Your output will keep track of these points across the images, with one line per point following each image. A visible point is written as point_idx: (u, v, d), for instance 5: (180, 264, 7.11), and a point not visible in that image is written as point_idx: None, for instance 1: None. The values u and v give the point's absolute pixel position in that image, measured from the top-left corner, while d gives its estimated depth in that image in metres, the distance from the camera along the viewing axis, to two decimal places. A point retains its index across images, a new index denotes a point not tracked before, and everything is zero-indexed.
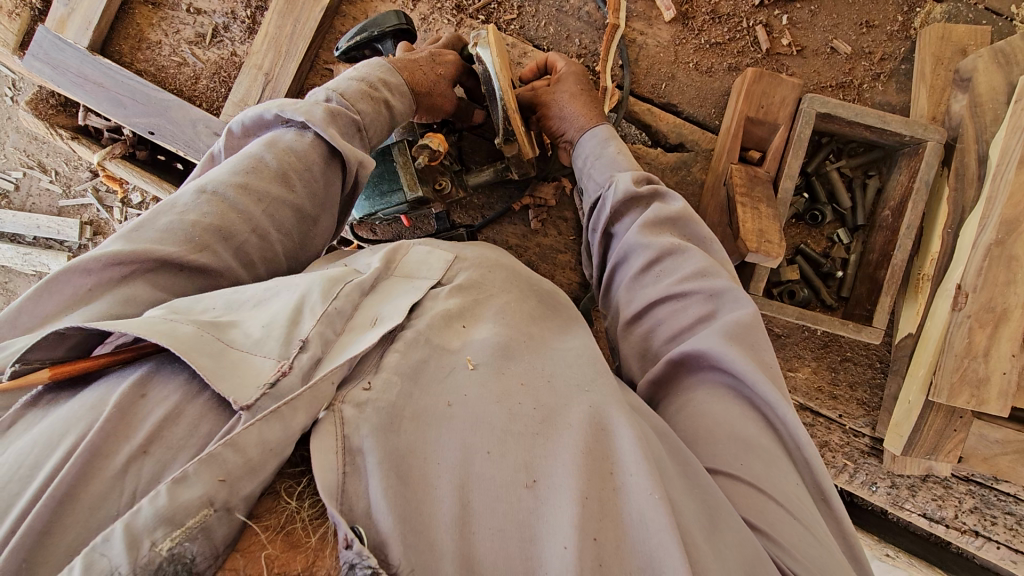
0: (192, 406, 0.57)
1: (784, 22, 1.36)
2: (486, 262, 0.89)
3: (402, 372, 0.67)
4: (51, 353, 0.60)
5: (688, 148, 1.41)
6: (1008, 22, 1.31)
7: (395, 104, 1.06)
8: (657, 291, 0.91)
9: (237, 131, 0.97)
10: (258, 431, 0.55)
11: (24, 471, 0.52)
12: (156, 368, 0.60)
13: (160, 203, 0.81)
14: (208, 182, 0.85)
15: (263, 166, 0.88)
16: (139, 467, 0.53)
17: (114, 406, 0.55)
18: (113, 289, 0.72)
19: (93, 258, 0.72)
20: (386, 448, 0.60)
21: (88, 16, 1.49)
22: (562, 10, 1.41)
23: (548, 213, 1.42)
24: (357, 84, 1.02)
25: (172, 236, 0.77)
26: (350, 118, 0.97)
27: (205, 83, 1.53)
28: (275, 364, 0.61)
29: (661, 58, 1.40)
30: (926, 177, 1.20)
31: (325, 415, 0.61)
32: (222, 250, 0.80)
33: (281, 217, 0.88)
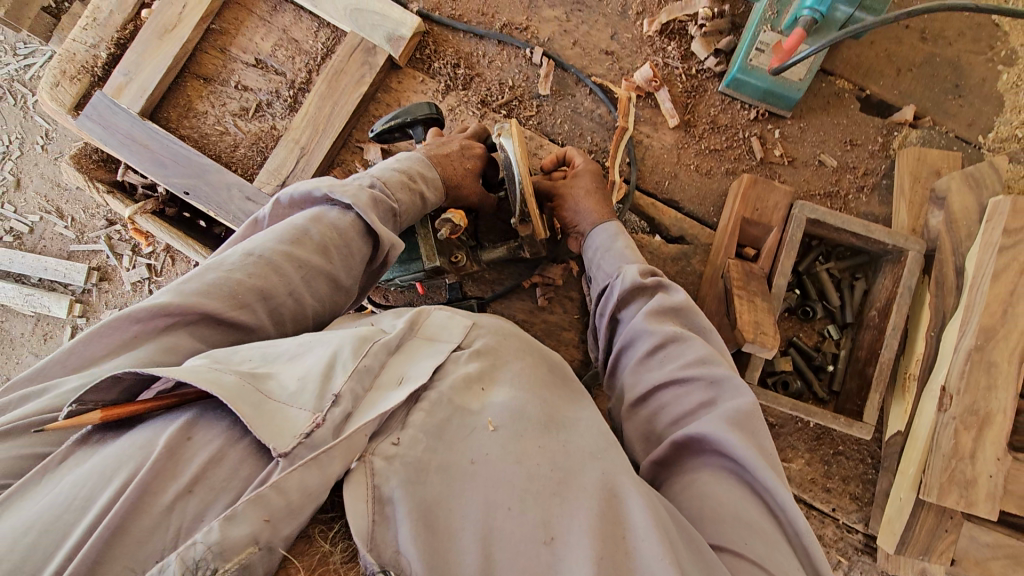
0: (235, 450, 0.63)
1: (776, 135, 1.51)
2: (501, 330, 0.93)
3: (427, 429, 0.71)
4: (104, 396, 0.66)
5: (688, 240, 1.51)
6: (977, 150, 1.46)
7: (429, 196, 1.16)
8: (661, 375, 0.97)
9: (285, 202, 1.04)
10: (298, 477, 0.60)
11: (79, 502, 0.58)
12: (201, 413, 0.65)
13: (209, 261, 0.87)
14: (254, 247, 0.91)
15: (307, 238, 0.95)
16: (184, 505, 0.58)
17: (164, 447, 0.61)
18: (156, 337, 0.78)
19: (143, 307, 0.78)
20: (415, 499, 0.65)
21: (145, 84, 1.62)
22: (577, 111, 1.56)
23: (555, 291, 1.49)
24: (399, 174, 1.12)
25: (217, 290, 0.83)
26: (387, 205, 1.05)
27: (243, 151, 1.65)
28: (310, 417, 0.65)
29: (665, 159, 1.53)
30: (909, 283, 1.29)
31: (356, 466, 0.66)
32: (259, 309, 0.87)
33: (317, 286, 0.94)
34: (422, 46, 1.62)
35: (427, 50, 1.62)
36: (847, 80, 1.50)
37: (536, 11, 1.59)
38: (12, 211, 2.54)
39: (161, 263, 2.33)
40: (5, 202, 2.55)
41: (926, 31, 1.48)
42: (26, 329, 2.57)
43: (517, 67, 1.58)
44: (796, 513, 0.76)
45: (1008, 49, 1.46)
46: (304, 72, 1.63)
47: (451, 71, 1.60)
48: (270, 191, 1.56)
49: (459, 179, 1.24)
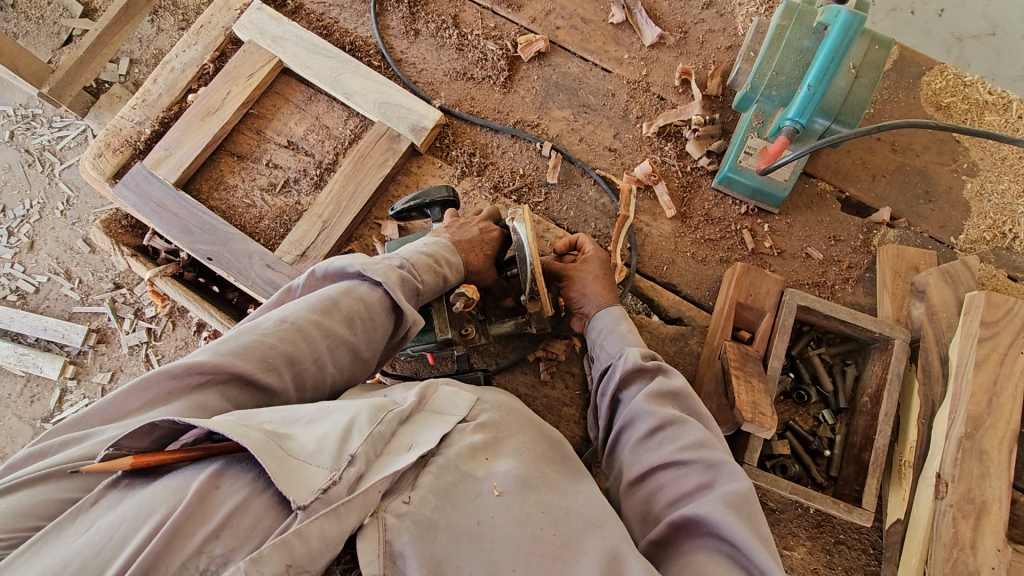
0: (257, 501, 0.66)
1: (766, 229, 1.63)
2: (504, 405, 0.93)
3: (435, 490, 0.74)
4: (137, 443, 0.69)
5: (685, 322, 1.58)
6: (950, 249, 1.59)
7: (450, 278, 1.23)
8: (659, 456, 0.99)
9: (320, 274, 1.10)
10: (319, 526, 0.63)
11: (116, 541, 0.61)
12: (226, 466, 0.68)
13: (243, 325, 0.91)
14: (288, 314, 0.95)
15: (336, 309, 0.99)
16: (211, 548, 0.62)
17: (195, 492, 0.64)
18: (188, 394, 0.82)
19: (179, 364, 0.82)
20: (426, 553, 0.68)
21: (182, 158, 1.76)
22: (582, 199, 1.69)
23: (557, 366, 1.54)
24: (426, 257, 1.20)
25: (250, 353, 0.87)
26: (414, 285, 1.12)
27: (267, 223, 1.75)
28: (328, 474, 0.68)
29: (663, 246, 1.64)
30: (897, 370, 1.36)
31: (369, 521, 0.69)
32: (285, 373, 0.90)
33: (339, 354, 0.98)
34: (441, 136, 1.78)
35: (446, 139, 1.77)
36: (828, 182, 1.65)
37: (546, 111, 1.77)
38: (21, 271, 2.61)
39: (162, 327, 2.36)
40: (15, 262, 2.62)
41: (896, 143, 1.65)
42: (14, 389, 2.53)
43: (527, 158, 1.73)
44: None
45: (969, 162, 1.62)
46: (332, 154, 1.78)
47: (467, 159, 1.75)
48: (290, 260, 1.65)
49: (473, 257, 1.32)
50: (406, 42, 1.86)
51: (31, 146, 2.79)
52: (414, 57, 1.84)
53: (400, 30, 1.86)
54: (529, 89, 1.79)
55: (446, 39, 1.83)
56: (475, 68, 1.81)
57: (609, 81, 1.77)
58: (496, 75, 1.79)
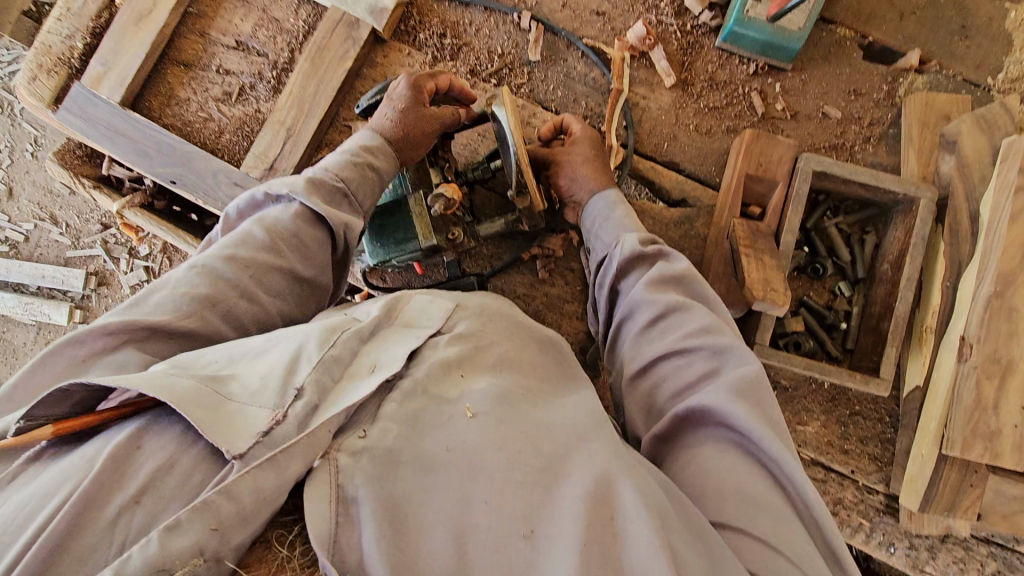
0: (188, 455, 0.59)
1: (777, 89, 1.45)
2: (487, 310, 0.87)
3: (399, 418, 0.66)
4: (52, 411, 0.62)
5: (690, 204, 1.46)
6: (986, 92, 1.41)
7: (384, 169, 1.08)
8: (661, 347, 0.93)
9: (233, 216, 1.02)
10: (252, 480, 0.56)
11: (19, 523, 0.54)
12: (153, 420, 0.61)
13: (153, 282, 0.83)
14: (198, 261, 0.87)
15: (251, 239, 0.92)
16: (129, 517, 0.55)
17: (109, 457, 0.58)
18: (109, 355, 0.74)
19: (89, 328, 0.74)
20: (382, 496, 0.61)
21: (122, 74, 1.58)
22: (569, 75, 1.51)
23: (556, 263, 1.44)
24: (342, 154, 1.05)
25: (162, 308, 0.79)
26: (334, 187, 1.01)
27: (229, 137, 1.60)
28: (270, 413, 0.61)
29: (663, 120, 1.48)
30: (922, 233, 1.25)
31: (321, 463, 0.61)
32: (210, 316, 0.82)
33: (272, 282, 0.91)
34: (406, 18, 1.57)
35: (411, 21, 1.56)
36: (848, 27, 1.44)
37: None
38: (5, 220, 2.47)
39: (159, 265, 2.31)
40: None
41: None
42: (28, 338, 2.54)
43: (505, 34, 1.53)
44: (806, 486, 0.72)
45: None
46: (287, 52, 1.58)
47: (438, 42, 1.55)
48: (259, 175, 1.52)
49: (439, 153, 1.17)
50: None
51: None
52: None
53: None
54: None
55: None
56: None
57: None
58: None
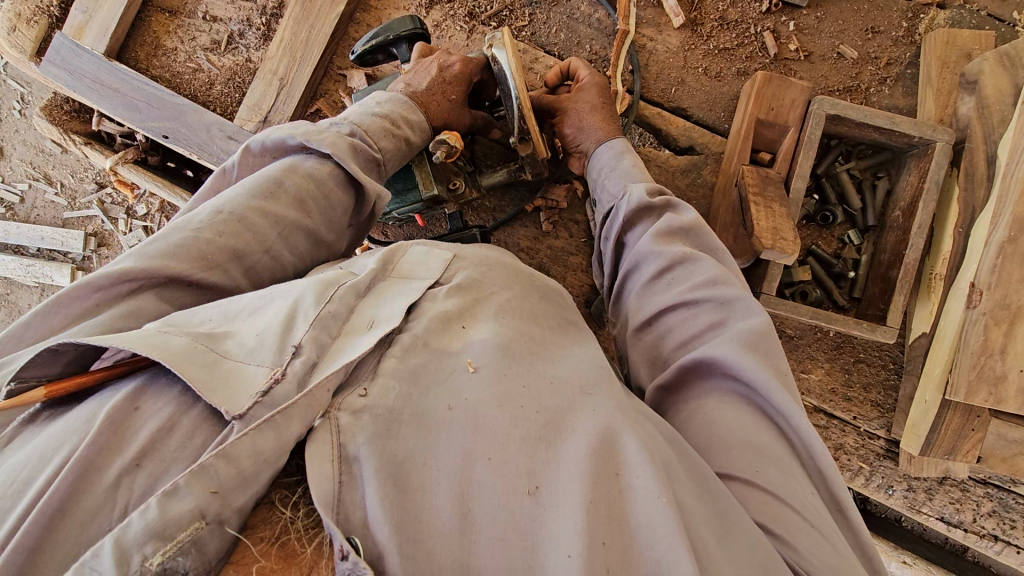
0: (187, 417, 0.57)
1: (791, 28, 1.38)
2: (486, 260, 0.86)
3: (400, 376, 0.65)
4: (47, 371, 0.61)
5: (698, 151, 1.42)
6: (1011, 28, 1.34)
7: (415, 141, 1.07)
8: (667, 299, 0.91)
9: (256, 150, 0.97)
10: (251, 442, 0.54)
11: (18, 486, 0.53)
12: (150, 380, 0.60)
13: (175, 222, 0.81)
14: (224, 204, 0.84)
15: (281, 191, 0.88)
16: (131, 480, 0.53)
17: (107, 419, 0.56)
18: (115, 303, 0.72)
19: (103, 275, 0.72)
20: (384, 454, 0.59)
21: (105, 23, 1.51)
22: (572, 17, 1.44)
23: (559, 216, 1.42)
24: (380, 119, 1.02)
25: (182, 251, 0.77)
26: (369, 153, 0.98)
27: (220, 88, 1.55)
28: (268, 372, 0.59)
29: (670, 64, 1.42)
30: (936, 177, 1.22)
31: (321, 422, 0.59)
32: (232, 269, 0.81)
33: (295, 241, 0.89)
34: None
35: None
36: None
37: None
38: None
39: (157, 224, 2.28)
40: None
41: None
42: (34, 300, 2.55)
43: None
44: (813, 438, 0.72)
45: None
46: None
47: None
48: (253, 128, 1.48)
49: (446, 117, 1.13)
50: None
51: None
52: None
53: None
54: None
55: None
56: None
57: None
58: None
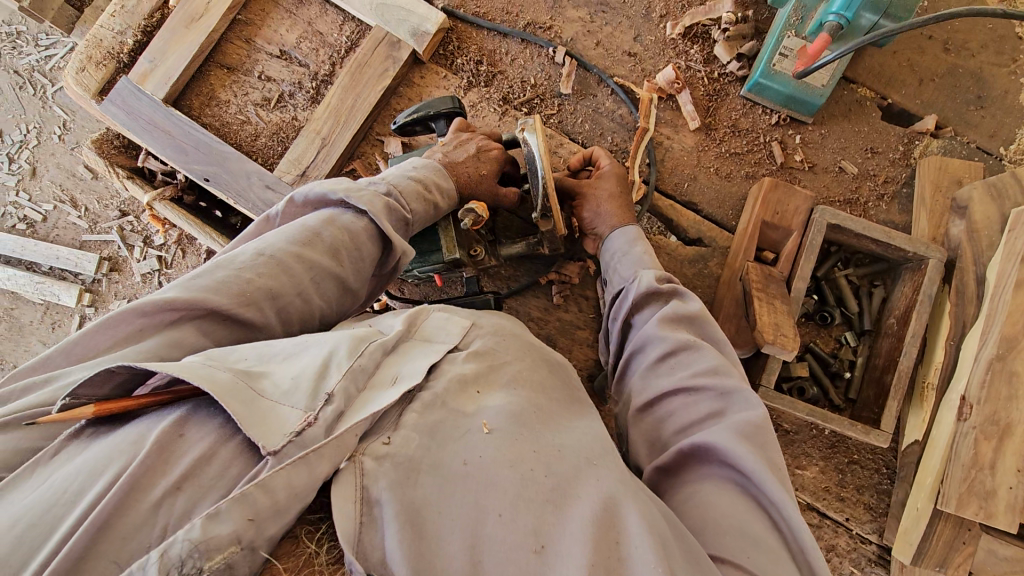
0: (226, 448, 0.60)
1: (797, 141, 1.50)
2: (500, 329, 0.89)
3: (420, 428, 0.68)
4: (96, 391, 0.63)
5: (706, 243, 1.50)
6: (998, 161, 1.46)
7: (442, 206, 1.14)
8: (671, 382, 0.96)
9: (299, 201, 1.02)
10: (286, 476, 0.57)
11: (68, 497, 0.55)
12: (191, 411, 0.62)
13: (219, 258, 0.86)
14: (265, 247, 0.90)
15: (319, 240, 0.94)
16: (171, 502, 0.56)
17: (154, 442, 0.58)
18: (163, 330, 0.77)
19: (150, 301, 0.77)
20: (404, 500, 0.62)
21: (168, 73, 1.64)
22: (598, 110, 1.57)
23: (571, 290, 1.48)
24: (413, 182, 1.09)
25: (226, 287, 0.82)
26: (401, 214, 1.04)
27: (264, 141, 1.65)
28: (301, 416, 0.62)
29: (685, 162, 1.53)
30: (929, 291, 1.29)
31: (346, 465, 0.63)
32: (268, 307, 0.86)
33: (325, 286, 0.93)
34: (446, 43, 1.64)
35: (450, 46, 1.63)
36: (869, 88, 1.50)
37: (559, 11, 1.62)
38: (27, 200, 2.53)
39: (172, 255, 2.33)
40: (20, 190, 2.54)
41: (949, 42, 1.48)
42: (36, 316, 2.55)
43: (539, 66, 1.60)
44: (805, 533, 0.73)
45: None
46: (328, 65, 1.65)
47: (473, 68, 1.61)
48: (290, 181, 1.57)
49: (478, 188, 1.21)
50: None
51: (20, 66, 2.62)
52: None
53: None
54: None
55: None
56: None
57: None
58: None
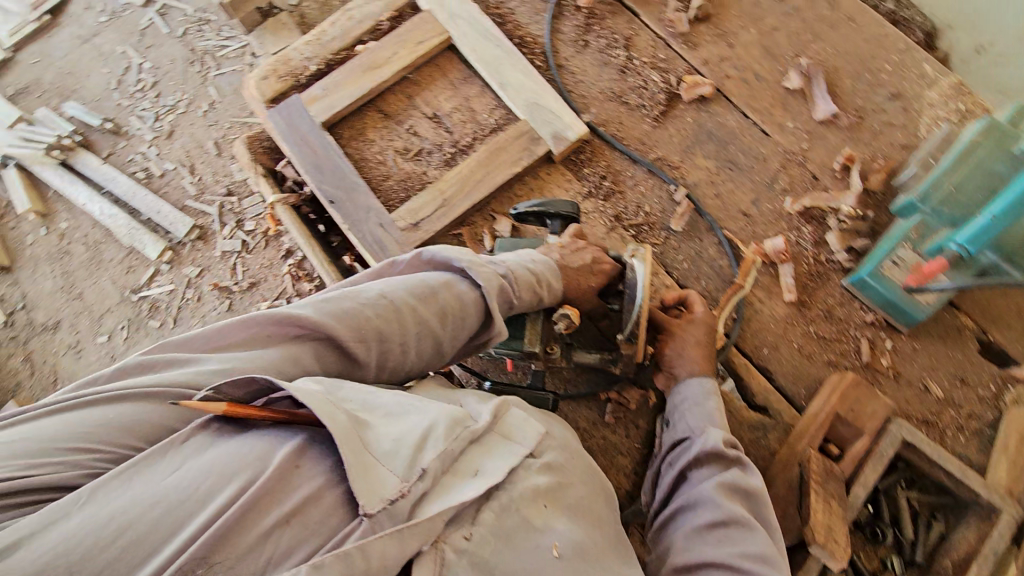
0: (329, 495, 0.72)
1: (887, 346, 1.50)
2: (569, 446, 0.90)
3: (495, 533, 0.73)
4: (232, 392, 0.76)
5: (770, 413, 1.46)
6: None
7: (546, 301, 1.18)
8: (716, 554, 0.93)
9: (425, 257, 1.08)
10: (381, 546, 0.64)
11: (200, 495, 0.68)
12: (307, 445, 0.75)
13: (348, 289, 0.93)
14: (388, 291, 0.96)
15: (434, 301, 0.99)
16: (279, 533, 0.68)
17: (276, 470, 0.71)
18: (285, 343, 0.86)
19: (286, 313, 0.87)
20: None
21: (334, 103, 1.83)
22: (701, 254, 1.63)
23: (624, 413, 1.46)
24: (530, 272, 1.14)
25: (348, 319, 0.89)
26: (509, 298, 1.08)
27: (390, 183, 1.79)
28: (398, 484, 0.69)
29: (770, 328, 1.53)
30: (995, 546, 1.23)
31: (428, 548, 0.69)
32: (373, 347, 0.92)
33: (424, 344, 0.99)
34: (579, 151, 1.77)
35: (583, 155, 1.77)
36: (971, 318, 1.50)
37: (690, 156, 1.73)
38: None
39: (251, 239, 2.21)
40: None
41: None
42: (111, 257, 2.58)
43: (657, 198, 1.70)
44: None
45: None
46: (470, 137, 1.81)
47: (597, 181, 1.73)
48: (403, 227, 1.68)
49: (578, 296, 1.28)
50: (572, 50, 1.89)
51: (195, 46, 2.58)
52: (576, 67, 1.87)
53: (570, 38, 1.91)
54: (679, 129, 1.77)
55: (612, 59, 1.86)
56: (632, 94, 1.82)
57: (764, 144, 1.72)
58: (651, 108, 1.79)
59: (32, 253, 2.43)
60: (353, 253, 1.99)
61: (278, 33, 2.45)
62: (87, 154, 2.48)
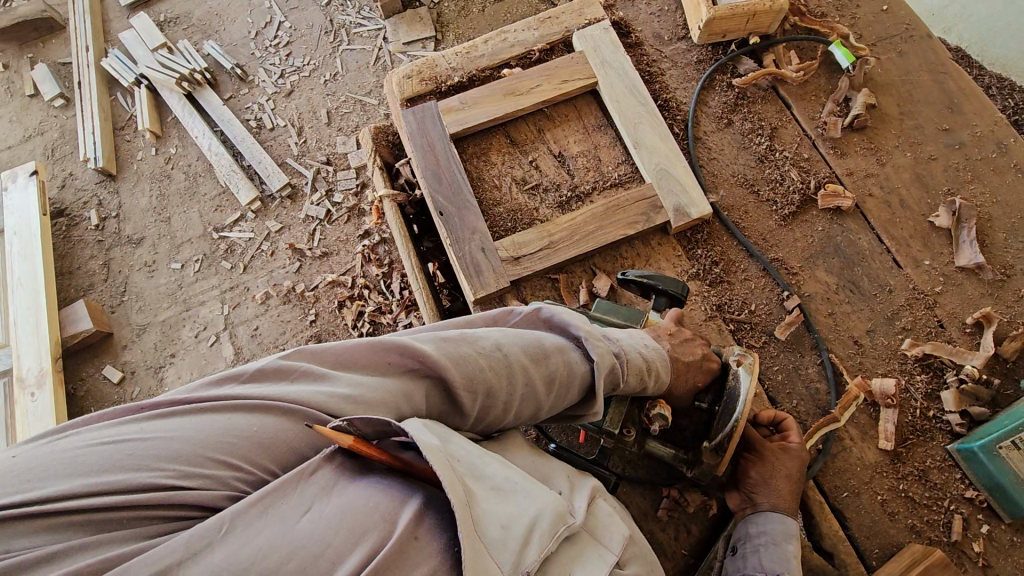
0: None
1: (982, 529, 1.37)
2: (649, 560, 0.93)
3: None
4: (361, 426, 0.77)
5: (835, 563, 1.35)
6: None
7: (650, 389, 1.14)
8: None
9: (544, 314, 1.07)
10: None
11: (331, 553, 0.67)
12: (421, 514, 0.74)
13: (469, 333, 0.93)
14: (505, 342, 0.95)
15: (546, 363, 0.96)
16: None
17: (399, 539, 0.70)
18: (402, 376, 0.87)
19: (409, 345, 0.87)
20: None
21: (468, 118, 1.84)
22: (798, 370, 1.54)
23: (678, 514, 1.37)
24: (642, 356, 1.11)
25: (463, 367, 0.89)
26: (616, 377, 1.05)
27: (501, 210, 1.78)
28: None
29: (856, 472, 1.43)
30: None
31: None
32: (479, 400, 0.91)
33: (525, 406, 0.96)
34: (696, 230, 1.72)
35: (699, 234, 1.71)
36: None
37: (811, 266, 1.65)
38: None
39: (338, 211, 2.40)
40: None
41: None
42: None
43: (766, 298, 1.62)
44: None
45: None
46: (590, 185, 1.78)
47: (707, 264, 1.67)
48: (503, 257, 1.67)
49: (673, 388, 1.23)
50: (714, 126, 1.85)
51: (335, 18, 2.62)
52: (713, 143, 1.83)
53: (715, 114, 1.86)
54: (806, 235, 1.69)
55: (753, 144, 1.80)
56: (765, 186, 1.75)
57: (894, 275, 1.62)
58: (783, 206, 1.72)
59: (136, 169, 2.50)
60: (438, 261, 1.99)
61: (411, 26, 2.52)
62: (211, 92, 2.55)
